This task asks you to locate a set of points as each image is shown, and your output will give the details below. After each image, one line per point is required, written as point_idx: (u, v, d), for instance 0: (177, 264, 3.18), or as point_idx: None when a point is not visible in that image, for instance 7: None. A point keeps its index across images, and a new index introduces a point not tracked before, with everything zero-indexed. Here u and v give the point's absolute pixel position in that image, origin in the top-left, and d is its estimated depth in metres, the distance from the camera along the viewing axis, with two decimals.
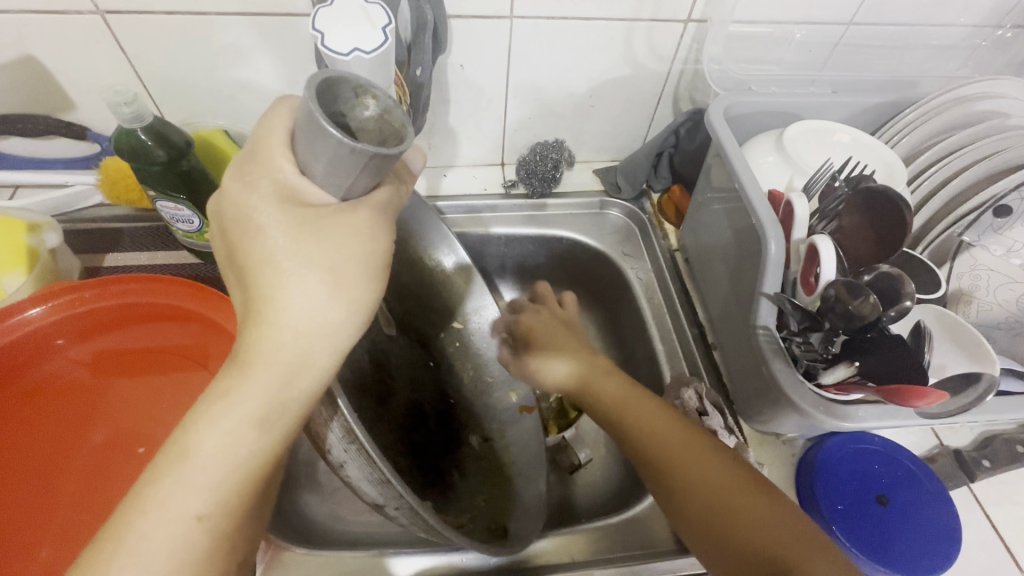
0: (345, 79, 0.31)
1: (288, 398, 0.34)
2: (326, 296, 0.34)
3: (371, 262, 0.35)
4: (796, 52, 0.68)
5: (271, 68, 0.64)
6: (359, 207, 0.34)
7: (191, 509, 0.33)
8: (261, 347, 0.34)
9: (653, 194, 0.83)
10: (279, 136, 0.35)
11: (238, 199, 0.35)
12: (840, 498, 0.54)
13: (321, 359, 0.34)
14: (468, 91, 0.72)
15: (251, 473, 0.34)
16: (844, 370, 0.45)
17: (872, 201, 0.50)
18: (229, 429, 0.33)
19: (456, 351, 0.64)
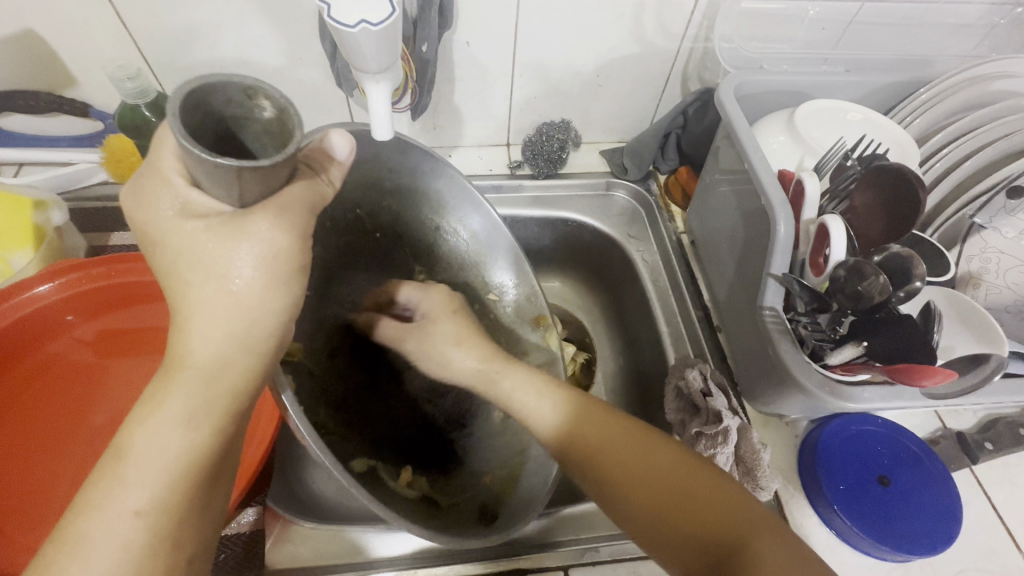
0: (228, 82, 0.29)
1: (215, 398, 0.34)
2: (236, 301, 0.33)
3: (276, 268, 0.34)
4: (809, 30, 0.66)
5: (275, 45, 0.64)
6: (256, 214, 0.32)
7: (129, 505, 0.32)
8: (179, 350, 0.34)
9: (660, 175, 0.82)
10: (166, 148, 0.32)
11: (136, 215, 0.33)
12: (843, 478, 0.54)
13: (241, 361, 0.35)
14: (474, 69, 0.71)
15: (189, 469, 0.34)
16: (852, 350, 0.46)
17: (884, 179, 0.50)
18: (157, 430, 0.33)
19: (488, 325, 0.62)
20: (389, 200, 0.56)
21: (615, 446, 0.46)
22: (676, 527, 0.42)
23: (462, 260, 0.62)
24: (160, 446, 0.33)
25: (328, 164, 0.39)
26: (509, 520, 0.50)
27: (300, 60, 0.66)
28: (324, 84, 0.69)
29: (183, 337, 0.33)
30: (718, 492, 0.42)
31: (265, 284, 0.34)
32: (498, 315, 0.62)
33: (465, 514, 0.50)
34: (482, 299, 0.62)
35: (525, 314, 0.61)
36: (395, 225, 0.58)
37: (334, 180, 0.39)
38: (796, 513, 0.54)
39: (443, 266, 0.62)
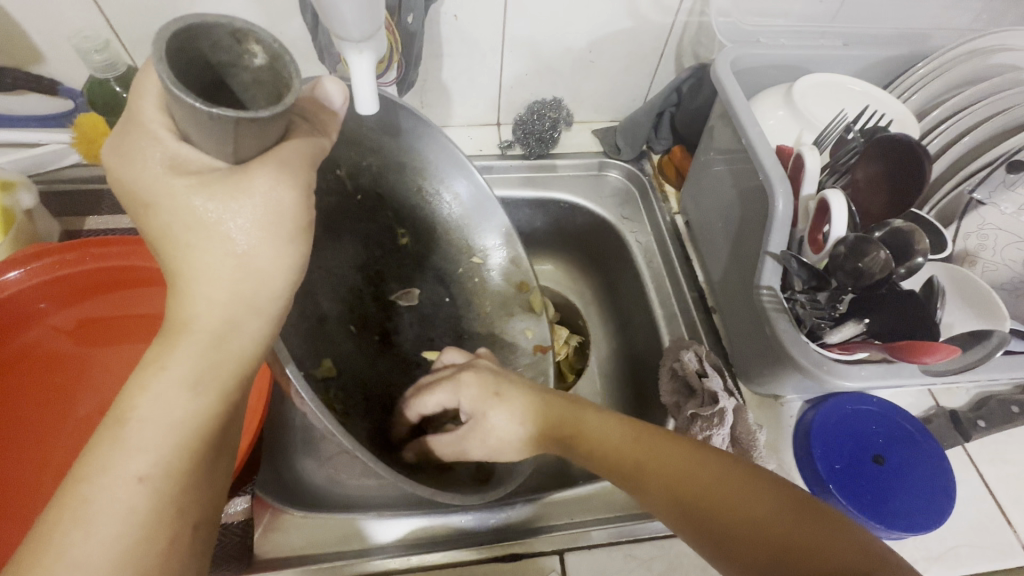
0: (217, 24, 0.26)
1: (223, 360, 0.33)
2: (237, 264, 0.32)
3: (278, 226, 0.32)
4: (806, 4, 0.65)
5: (252, 17, 0.61)
6: (254, 168, 0.30)
7: (133, 470, 0.30)
8: (183, 313, 0.33)
9: (654, 155, 0.80)
10: (149, 96, 0.30)
11: (124, 176, 0.32)
12: (838, 457, 0.54)
13: (248, 324, 0.33)
14: (462, 45, 0.69)
15: (195, 436, 0.32)
16: (853, 327, 0.45)
17: (886, 149, 0.48)
18: (163, 394, 0.32)
19: (472, 288, 0.61)
20: (369, 157, 0.53)
21: (681, 479, 0.41)
22: (732, 549, 0.39)
23: (446, 225, 0.59)
24: (165, 410, 0.31)
25: (322, 117, 0.37)
26: (506, 474, 0.52)
27: (279, 34, 0.63)
28: (305, 59, 0.66)
29: (187, 301, 0.32)
30: (817, 537, 0.37)
31: (268, 240, 0.32)
32: (483, 277, 0.61)
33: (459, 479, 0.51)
34: (466, 262, 0.60)
35: (509, 276, 0.61)
36: (376, 185, 0.55)
37: (326, 127, 0.37)
38: None
39: (427, 230, 0.59)
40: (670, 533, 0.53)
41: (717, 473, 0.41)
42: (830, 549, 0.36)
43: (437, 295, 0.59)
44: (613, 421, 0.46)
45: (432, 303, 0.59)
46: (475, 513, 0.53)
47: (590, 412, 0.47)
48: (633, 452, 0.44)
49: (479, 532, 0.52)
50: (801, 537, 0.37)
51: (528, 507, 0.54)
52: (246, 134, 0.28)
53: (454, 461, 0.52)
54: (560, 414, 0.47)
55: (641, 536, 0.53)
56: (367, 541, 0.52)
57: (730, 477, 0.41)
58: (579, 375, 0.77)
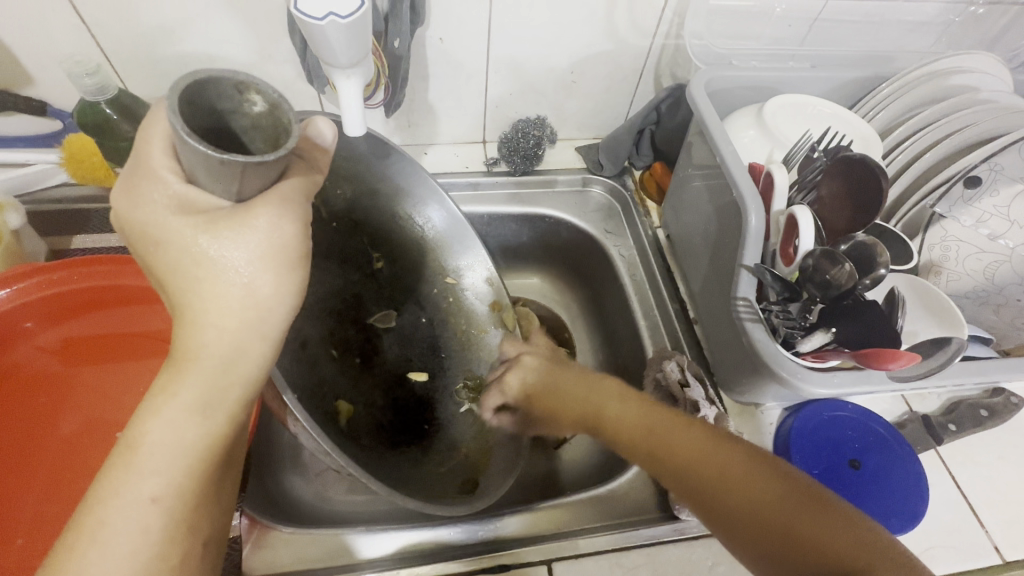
0: (220, 77, 0.28)
1: (228, 386, 0.34)
2: (243, 297, 0.33)
3: (280, 256, 0.33)
4: (777, 26, 0.68)
5: (241, 40, 0.63)
6: (257, 207, 0.31)
7: (145, 493, 0.32)
8: (190, 341, 0.33)
9: (636, 171, 0.83)
10: (154, 142, 0.31)
11: (135, 219, 0.32)
12: (816, 463, 0.56)
13: (254, 348, 0.34)
14: (448, 66, 0.71)
15: (204, 456, 0.34)
16: (821, 336, 0.47)
17: (849, 170, 0.51)
18: (173, 420, 0.32)
19: (448, 307, 0.61)
20: (342, 185, 0.56)
21: (692, 459, 0.44)
22: (733, 526, 0.41)
23: (419, 247, 0.61)
24: (176, 435, 0.33)
25: (316, 155, 0.38)
26: (492, 486, 0.54)
27: (269, 56, 0.65)
28: (295, 81, 0.68)
29: (195, 331, 0.33)
30: (817, 523, 0.38)
31: (269, 270, 0.33)
32: (458, 297, 0.62)
33: (445, 485, 0.53)
34: (440, 282, 0.62)
35: (482, 295, 0.62)
36: (350, 212, 0.57)
37: (320, 165, 0.38)
38: None
39: (402, 252, 0.60)
40: (657, 540, 0.54)
41: (750, 469, 0.42)
42: (830, 534, 0.38)
43: (412, 316, 0.60)
44: (633, 404, 0.49)
45: (412, 323, 0.60)
46: (462, 526, 0.54)
47: (610, 396, 0.51)
48: (650, 434, 0.47)
49: (468, 545, 0.53)
50: (800, 519, 0.39)
51: (510, 522, 0.55)
52: (260, 175, 0.29)
53: (442, 469, 0.55)
54: (585, 399, 0.53)
55: (628, 543, 0.54)
56: (356, 557, 0.52)
57: (742, 462, 0.42)
58: None
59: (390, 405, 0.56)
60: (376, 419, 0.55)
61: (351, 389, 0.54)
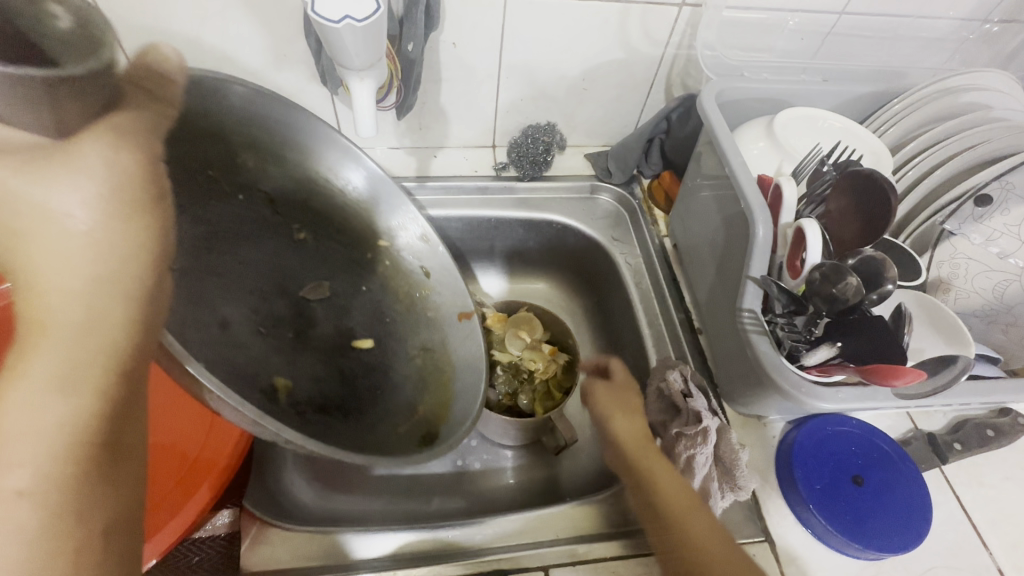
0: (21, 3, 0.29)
1: (94, 348, 0.30)
2: (88, 242, 0.31)
3: (118, 198, 0.33)
4: (789, 40, 0.69)
5: (257, 40, 0.64)
6: (83, 138, 0.32)
7: (8, 486, 0.27)
8: (32, 312, 0.28)
9: (644, 179, 0.83)
10: None
11: None
12: (818, 478, 0.55)
13: (114, 305, 0.31)
14: (460, 70, 0.72)
15: (81, 432, 0.29)
16: (826, 351, 0.46)
17: (858, 183, 0.51)
18: (27, 401, 0.27)
19: (387, 271, 0.62)
20: (243, 154, 0.53)
21: (659, 476, 0.51)
22: (659, 527, 0.49)
23: (343, 210, 0.60)
24: (36, 415, 0.27)
25: (149, 80, 0.39)
26: (447, 433, 0.55)
27: (284, 57, 0.66)
28: (308, 81, 0.69)
29: (36, 291, 0.29)
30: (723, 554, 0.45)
31: (109, 214, 0.32)
32: (394, 258, 0.62)
33: (403, 440, 0.53)
34: (374, 246, 0.62)
35: (420, 253, 0.63)
36: (259, 183, 0.55)
37: (162, 101, 0.40)
38: (773, 512, 0.55)
39: (325, 219, 0.59)
40: None
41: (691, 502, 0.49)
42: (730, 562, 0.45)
43: (350, 283, 0.60)
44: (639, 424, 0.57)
45: (349, 291, 0.60)
46: (461, 527, 0.54)
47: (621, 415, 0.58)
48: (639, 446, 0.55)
49: (467, 547, 0.53)
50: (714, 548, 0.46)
51: (508, 522, 0.55)
52: (87, 104, 0.32)
53: (399, 427, 0.55)
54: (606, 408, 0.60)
55: (624, 553, 0.53)
56: (355, 556, 0.52)
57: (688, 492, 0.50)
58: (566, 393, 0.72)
59: (338, 375, 0.55)
60: (323, 390, 0.53)
61: (283, 364, 0.50)
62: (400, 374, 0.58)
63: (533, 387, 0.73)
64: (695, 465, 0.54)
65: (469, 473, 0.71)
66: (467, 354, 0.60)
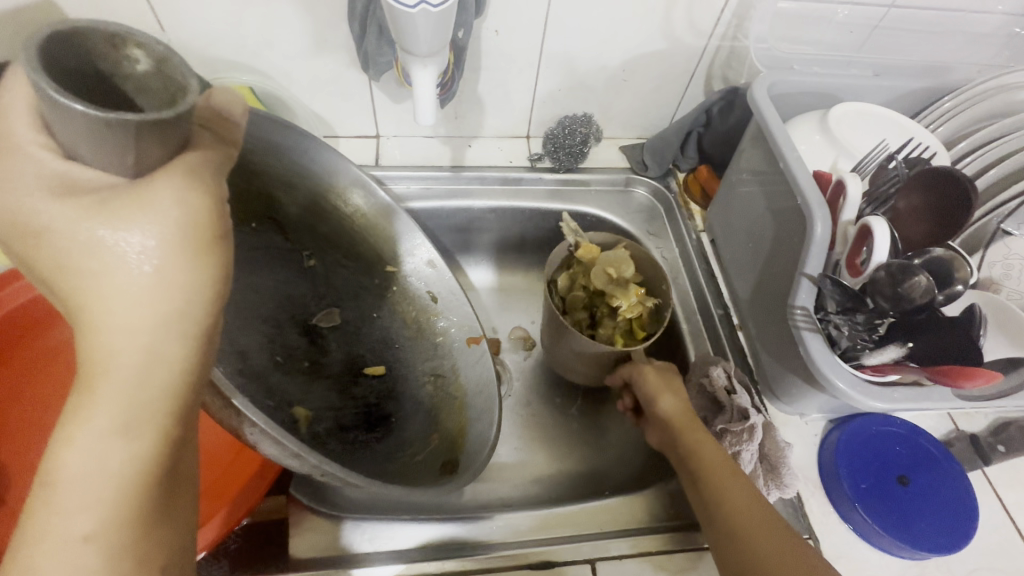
0: (90, 29, 0.24)
1: (150, 394, 0.29)
2: (148, 294, 0.28)
3: (180, 241, 0.28)
4: (836, 32, 0.68)
5: (299, 25, 0.63)
6: (155, 179, 0.27)
7: (75, 531, 0.27)
8: (96, 353, 0.28)
9: (680, 173, 0.82)
10: (20, 112, 0.26)
11: (9, 207, 0.27)
12: (864, 477, 0.55)
13: (172, 352, 0.29)
14: (501, 59, 0.71)
15: (137, 482, 0.29)
16: (895, 351, 0.46)
17: (932, 182, 0.50)
18: (92, 446, 0.28)
19: (394, 296, 0.63)
20: (258, 181, 0.54)
21: (737, 509, 0.48)
22: (722, 539, 0.48)
23: (355, 231, 0.61)
24: (98, 461, 0.28)
25: (217, 125, 0.31)
26: (467, 461, 0.55)
27: (324, 42, 0.65)
28: (347, 68, 0.69)
29: (99, 338, 0.28)
30: None
31: (178, 260, 0.28)
32: (401, 284, 0.62)
33: (429, 466, 0.55)
34: (381, 270, 0.62)
35: (428, 278, 0.63)
36: (268, 210, 0.56)
37: (236, 141, 0.32)
38: (816, 510, 0.55)
39: (331, 247, 0.61)
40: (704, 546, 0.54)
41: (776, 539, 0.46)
42: None
43: (363, 308, 0.62)
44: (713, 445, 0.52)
45: (356, 318, 0.62)
46: (504, 520, 0.55)
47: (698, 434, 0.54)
48: (714, 470, 0.50)
49: (509, 541, 0.54)
50: None
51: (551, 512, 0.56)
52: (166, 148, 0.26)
53: (420, 455, 0.56)
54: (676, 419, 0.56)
55: (666, 546, 0.53)
56: (399, 547, 0.52)
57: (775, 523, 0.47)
58: (651, 329, 0.65)
59: (353, 403, 0.58)
60: (342, 420, 0.56)
61: (298, 390, 0.54)
62: (417, 397, 0.60)
63: (615, 322, 0.65)
64: (740, 462, 0.54)
65: (503, 462, 0.72)
66: (478, 381, 0.58)
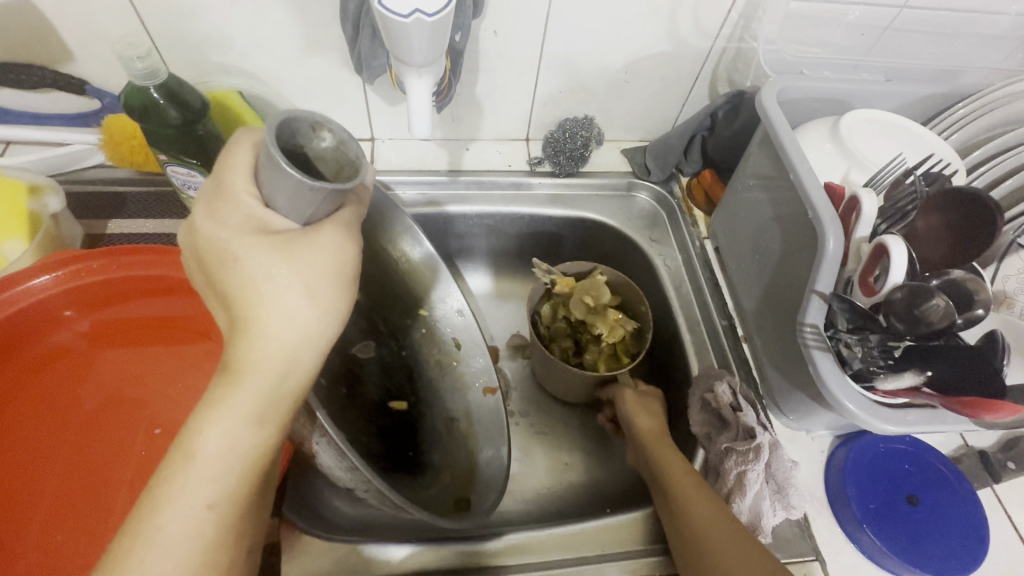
0: (301, 117, 0.35)
1: (281, 396, 0.37)
2: (296, 319, 0.36)
3: (322, 282, 0.37)
4: (846, 34, 0.65)
5: (289, 26, 0.61)
6: (320, 229, 0.38)
7: (202, 500, 0.36)
8: (249, 353, 0.36)
9: (683, 177, 0.80)
10: (239, 171, 0.38)
11: (214, 238, 0.38)
12: (872, 497, 0.54)
13: (306, 362, 0.37)
14: (500, 61, 0.69)
15: (253, 463, 0.37)
16: (911, 379, 0.44)
17: (954, 201, 0.46)
18: (231, 430, 0.36)
19: (422, 338, 0.67)
20: None
21: (699, 513, 0.49)
22: (686, 547, 0.48)
23: (398, 277, 0.65)
24: (233, 442, 0.36)
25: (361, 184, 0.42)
26: (480, 498, 0.58)
27: (316, 43, 0.63)
28: (340, 69, 0.66)
29: (255, 346, 0.36)
30: None
31: (325, 294, 0.37)
32: (431, 328, 0.66)
33: (442, 502, 0.57)
34: (415, 314, 0.66)
35: (454, 325, 0.67)
36: None
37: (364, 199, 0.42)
38: (823, 531, 0.54)
39: (376, 287, 0.65)
40: None
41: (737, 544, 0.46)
42: None
43: (393, 347, 0.67)
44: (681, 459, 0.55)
45: (390, 354, 0.66)
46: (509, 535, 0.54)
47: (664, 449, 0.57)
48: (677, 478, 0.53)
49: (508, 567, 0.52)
50: None
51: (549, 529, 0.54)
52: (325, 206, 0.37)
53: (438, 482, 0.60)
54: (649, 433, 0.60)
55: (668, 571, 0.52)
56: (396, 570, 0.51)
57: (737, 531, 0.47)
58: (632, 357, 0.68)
59: (376, 432, 0.60)
60: (369, 449, 0.58)
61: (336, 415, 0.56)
62: (435, 433, 0.64)
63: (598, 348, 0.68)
64: (745, 481, 0.52)
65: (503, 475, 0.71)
66: (490, 420, 0.63)
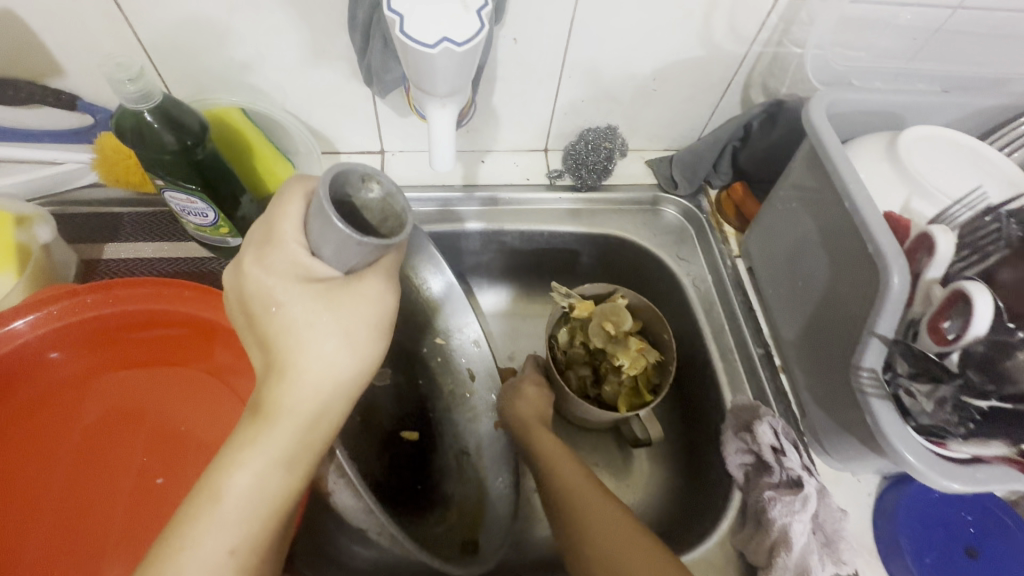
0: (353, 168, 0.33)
1: (313, 439, 0.36)
2: (335, 366, 0.35)
3: (364, 331, 0.36)
4: (896, 37, 0.60)
5: (292, 36, 0.56)
6: (365, 276, 0.36)
7: (223, 546, 0.33)
8: (284, 397, 0.35)
9: (712, 190, 0.75)
10: (290, 218, 0.35)
11: (257, 281, 0.35)
12: (928, 550, 0.51)
13: (338, 408, 0.36)
14: (520, 69, 0.64)
15: (277, 508, 0.35)
16: (1000, 447, 0.40)
17: None
18: (261, 473, 0.34)
19: (437, 366, 0.63)
20: None
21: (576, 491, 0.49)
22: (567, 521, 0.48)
23: (416, 304, 0.62)
24: (260, 486, 0.34)
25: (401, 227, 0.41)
26: (488, 544, 0.55)
27: (321, 54, 0.58)
28: (347, 80, 0.61)
29: (292, 392, 0.35)
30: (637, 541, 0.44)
31: (364, 343, 0.36)
32: (446, 356, 0.63)
33: (447, 545, 0.55)
34: (431, 340, 0.63)
35: (472, 355, 0.63)
36: None
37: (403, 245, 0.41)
38: None
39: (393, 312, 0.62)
40: None
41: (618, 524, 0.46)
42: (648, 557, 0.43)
43: (407, 376, 0.64)
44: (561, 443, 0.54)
45: (405, 383, 0.64)
46: None
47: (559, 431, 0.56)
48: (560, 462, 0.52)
49: None
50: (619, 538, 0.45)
51: None
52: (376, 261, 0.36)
53: (450, 519, 0.58)
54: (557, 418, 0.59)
55: None
56: None
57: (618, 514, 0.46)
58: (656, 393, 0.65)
59: (387, 464, 0.60)
60: (377, 480, 0.58)
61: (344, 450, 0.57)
62: (448, 467, 0.61)
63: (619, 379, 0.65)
64: (791, 535, 0.48)
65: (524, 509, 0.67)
66: (494, 457, 0.60)
